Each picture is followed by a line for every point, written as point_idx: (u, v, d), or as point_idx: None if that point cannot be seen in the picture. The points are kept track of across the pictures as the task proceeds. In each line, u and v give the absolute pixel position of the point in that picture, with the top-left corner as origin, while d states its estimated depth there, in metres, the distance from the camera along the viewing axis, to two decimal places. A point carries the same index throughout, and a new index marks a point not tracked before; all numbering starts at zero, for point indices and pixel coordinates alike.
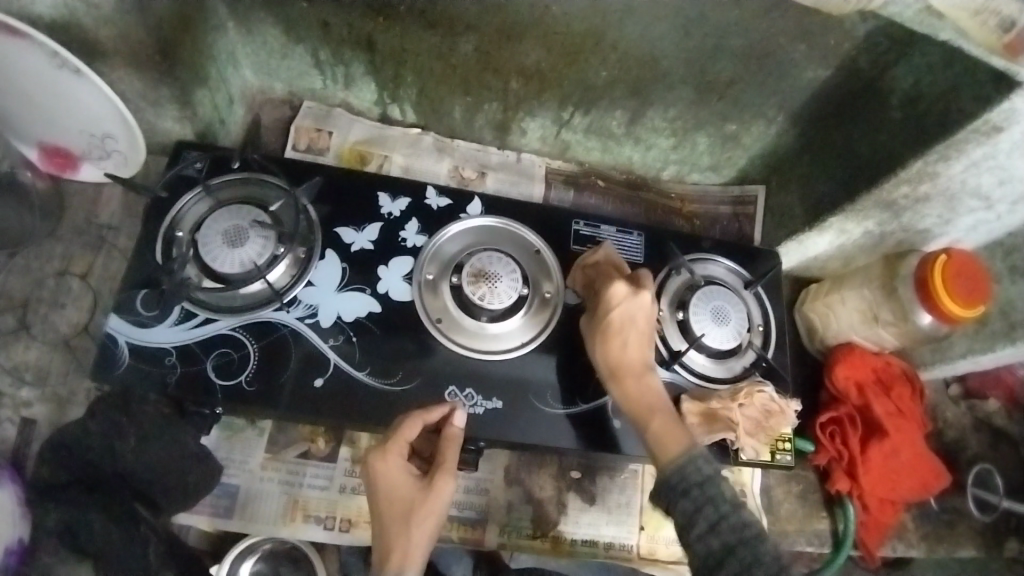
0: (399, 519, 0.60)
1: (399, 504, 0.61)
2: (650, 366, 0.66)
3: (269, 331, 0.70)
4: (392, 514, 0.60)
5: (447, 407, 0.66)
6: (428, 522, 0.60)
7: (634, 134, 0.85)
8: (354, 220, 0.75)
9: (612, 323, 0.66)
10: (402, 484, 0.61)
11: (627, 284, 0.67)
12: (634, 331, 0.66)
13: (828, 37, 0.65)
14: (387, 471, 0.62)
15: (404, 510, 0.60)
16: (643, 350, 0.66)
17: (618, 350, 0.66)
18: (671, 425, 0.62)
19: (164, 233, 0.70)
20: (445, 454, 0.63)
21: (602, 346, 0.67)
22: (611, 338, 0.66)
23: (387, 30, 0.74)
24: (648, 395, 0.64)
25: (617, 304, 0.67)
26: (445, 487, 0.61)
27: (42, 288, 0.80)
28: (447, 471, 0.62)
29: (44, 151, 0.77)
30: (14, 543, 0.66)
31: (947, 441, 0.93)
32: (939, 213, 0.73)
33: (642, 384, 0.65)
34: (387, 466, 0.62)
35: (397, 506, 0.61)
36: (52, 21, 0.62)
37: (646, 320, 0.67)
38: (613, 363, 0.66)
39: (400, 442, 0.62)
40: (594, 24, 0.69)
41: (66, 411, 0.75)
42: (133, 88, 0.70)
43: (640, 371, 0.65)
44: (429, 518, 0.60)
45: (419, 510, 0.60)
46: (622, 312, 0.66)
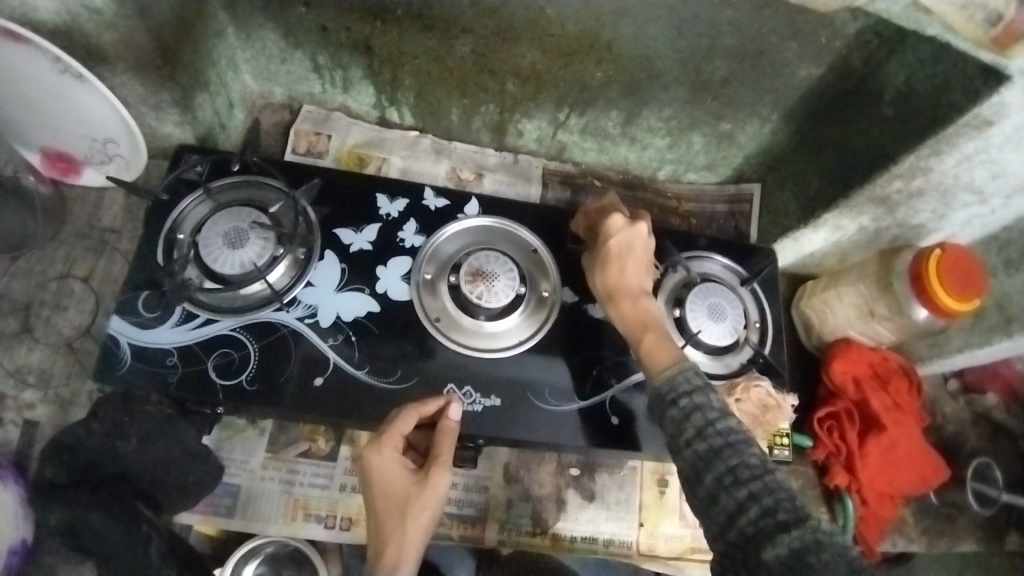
0: (394, 513, 0.60)
1: (394, 498, 0.61)
2: (647, 292, 0.68)
3: (269, 331, 0.70)
4: (388, 508, 0.61)
5: (441, 401, 0.66)
6: (423, 516, 0.61)
7: (631, 134, 0.86)
8: (353, 221, 0.76)
9: (611, 248, 0.69)
10: (397, 478, 0.62)
11: (625, 215, 0.70)
12: (632, 257, 0.69)
13: (819, 35, 0.66)
14: (382, 465, 0.62)
15: (399, 503, 0.61)
16: (641, 277, 0.68)
17: (616, 274, 0.68)
18: (665, 340, 0.63)
19: (165, 236, 0.71)
20: (439, 448, 0.63)
21: (601, 271, 0.69)
22: (610, 264, 0.69)
23: (385, 33, 0.75)
24: (643, 315, 0.66)
25: (615, 231, 0.69)
26: (440, 481, 0.62)
27: (45, 291, 0.81)
28: (442, 465, 0.63)
29: (47, 156, 0.79)
30: (16, 544, 0.68)
31: (946, 437, 0.93)
32: (933, 208, 0.74)
33: (638, 306, 0.67)
34: (382, 460, 0.62)
35: (393, 500, 0.61)
36: (55, 27, 0.63)
37: (644, 249, 0.70)
38: (610, 287, 0.68)
39: (395, 435, 0.63)
40: (588, 25, 0.69)
41: (68, 412, 0.76)
42: (134, 92, 0.71)
43: (636, 295, 0.67)
44: (424, 512, 0.61)
45: (414, 504, 0.61)
46: (621, 240, 0.69)
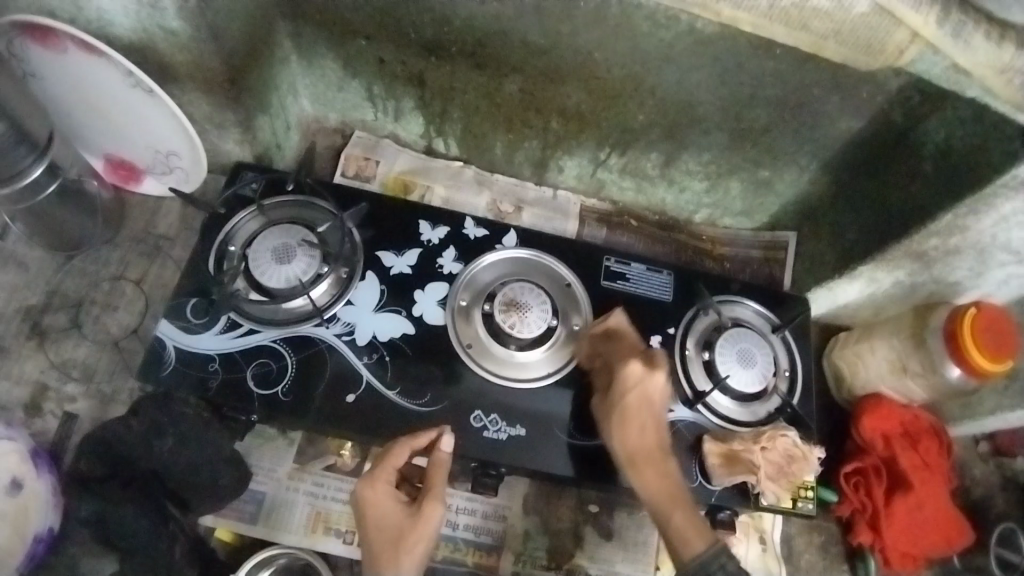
0: (388, 546, 0.61)
1: (388, 531, 0.62)
2: (667, 452, 0.65)
3: (308, 345, 0.73)
4: (381, 540, 0.61)
5: (433, 432, 0.67)
6: (417, 548, 0.61)
7: (669, 176, 0.87)
8: (396, 245, 0.78)
9: (630, 405, 0.66)
10: (390, 512, 0.63)
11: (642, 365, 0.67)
12: (652, 413, 0.66)
13: (861, 89, 0.67)
14: (375, 499, 0.63)
15: (393, 536, 0.61)
16: (660, 437, 0.66)
17: (637, 436, 0.65)
18: (693, 514, 0.62)
19: (217, 246, 0.75)
20: (431, 480, 0.64)
21: (622, 432, 0.66)
22: (630, 426, 0.66)
23: (437, 68, 0.79)
24: (667, 484, 0.63)
25: (635, 384, 0.66)
26: (434, 514, 0.62)
27: (97, 290, 0.85)
28: (435, 497, 0.63)
29: (110, 163, 0.84)
30: (43, 531, 0.70)
31: (974, 500, 0.91)
32: (971, 267, 0.73)
33: (662, 473, 0.64)
34: (375, 494, 0.63)
35: (387, 533, 0.62)
36: (130, 43, 0.68)
37: (663, 400, 0.66)
38: (631, 452, 0.65)
39: (389, 469, 0.64)
40: (633, 71, 0.72)
41: (108, 408, 0.79)
42: (201, 110, 0.76)
43: (659, 460, 0.64)
44: (419, 544, 0.61)
45: (408, 536, 0.61)
46: (638, 398, 0.66)
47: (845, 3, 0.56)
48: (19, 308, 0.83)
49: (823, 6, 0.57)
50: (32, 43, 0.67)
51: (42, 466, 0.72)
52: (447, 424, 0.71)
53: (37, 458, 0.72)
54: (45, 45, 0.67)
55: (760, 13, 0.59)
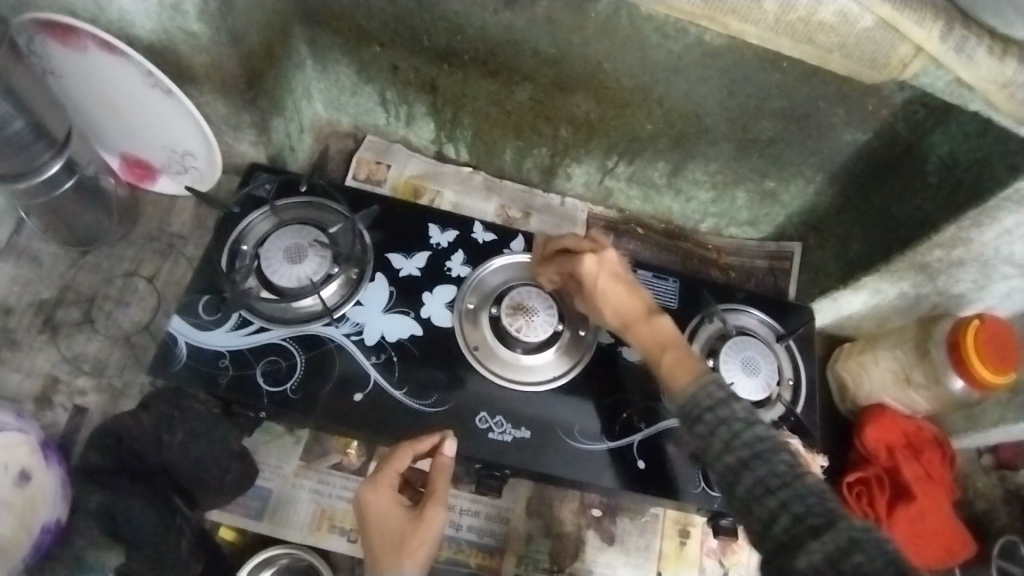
0: (391, 550, 0.61)
1: (390, 535, 0.62)
2: (653, 308, 0.67)
3: (317, 344, 0.74)
4: (383, 544, 0.62)
5: (436, 437, 0.67)
6: (420, 551, 0.61)
7: (676, 185, 0.89)
8: (405, 247, 0.79)
9: (591, 287, 0.68)
10: (393, 516, 0.63)
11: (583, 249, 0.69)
12: (611, 288, 0.68)
13: (867, 102, 0.68)
14: (377, 503, 0.63)
15: (395, 540, 0.61)
16: (639, 298, 0.67)
17: (615, 309, 0.68)
18: (685, 351, 0.62)
19: (230, 245, 0.76)
20: (434, 484, 0.65)
21: (608, 311, 0.68)
22: (611, 301, 0.68)
23: (450, 75, 0.81)
24: (664, 333, 0.65)
25: (584, 268, 0.68)
26: (437, 517, 0.63)
27: (110, 286, 0.86)
28: (438, 500, 0.64)
29: (127, 161, 0.86)
30: (50, 523, 0.72)
31: (976, 512, 0.91)
32: (974, 279, 0.74)
33: (651, 328, 0.65)
34: (377, 499, 0.63)
35: (389, 537, 0.62)
36: (151, 44, 0.69)
37: (616, 270, 0.68)
38: (624, 320, 0.67)
39: (391, 474, 0.65)
40: (642, 81, 0.73)
41: (118, 403, 0.80)
42: (217, 111, 0.78)
43: (648, 317, 0.66)
44: (422, 547, 0.62)
45: (410, 539, 0.62)
46: (603, 278, 0.68)
47: (850, 18, 0.57)
48: (33, 302, 0.84)
49: (828, 20, 0.57)
50: (55, 42, 0.69)
51: (51, 458, 0.75)
52: (451, 428, 0.72)
53: (47, 451, 0.75)
54: (67, 44, 0.69)
55: (767, 27, 0.60)
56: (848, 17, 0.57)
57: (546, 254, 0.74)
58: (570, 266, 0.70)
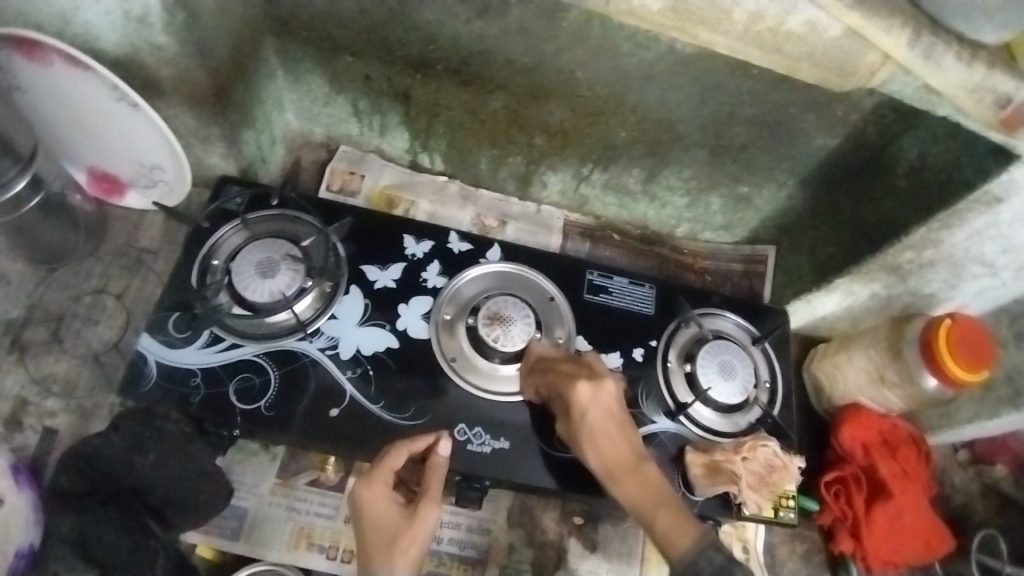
0: (383, 547, 0.61)
1: (384, 532, 0.61)
2: (643, 457, 0.62)
3: (290, 359, 0.73)
4: (377, 541, 0.61)
5: (431, 437, 0.68)
6: (412, 549, 0.61)
7: (651, 191, 0.89)
8: (380, 259, 0.78)
9: (590, 424, 0.64)
10: (387, 514, 0.62)
11: (588, 380, 0.65)
12: (609, 426, 0.64)
13: (836, 108, 0.69)
14: (372, 501, 0.63)
15: (388, 537, 0.61)
16: (630, 443, 0.63)
17: (609, 451, 0.63)
18: (683, 513, 0.58)
19: (201, 260, 0.75)
20: (429, 483, 0.64)
21: (593, 450, 0.64)
22: (598, 442, 0.64)
23: (423, 85, 0.80)
24: (651, 487, 0.60)
25: (586, 400, 0.64)
26: (429, 516, 0.62)
27: (79, 304, 0.84)
28: (432, 499, 0.63)
29: (93, 175, 0.83)
30: (22, 548, 0.69)
31: (954, 508, 0.92)
32: (945, 279, 0.75)
33: (643, 480, 0.61)
34: (371, 495, 0.63)
35: (382, 534, 0.61)
36: (116, 57, 0.68)
37: (616, 409, 0.65)
38: (608, 467, 0.63)
39: (386, 471, 0.64)
40: (615, 89, 0.73)
41: (88, 423, 0.78)
42: (186, 124, 0.76)
43: (636, 467, 0.62)
44: (413, 545, 0.61)
45: (402, 537, 0.61)
46: (596, 413, 0.64)
47: (818, 27, 0.57)
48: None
49: (796, 29, 0.58)
50: (17, 55, 0.67)
51: (20, 480, 0.71)
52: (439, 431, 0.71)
53: (17, 473, 0.72)
54: (30, 58, 0.67)
55: (736, 36, 0.60)
56: (816, 26, 0.57)
57: (536, 368, 0.72)
58: (564, 392, 0.66)
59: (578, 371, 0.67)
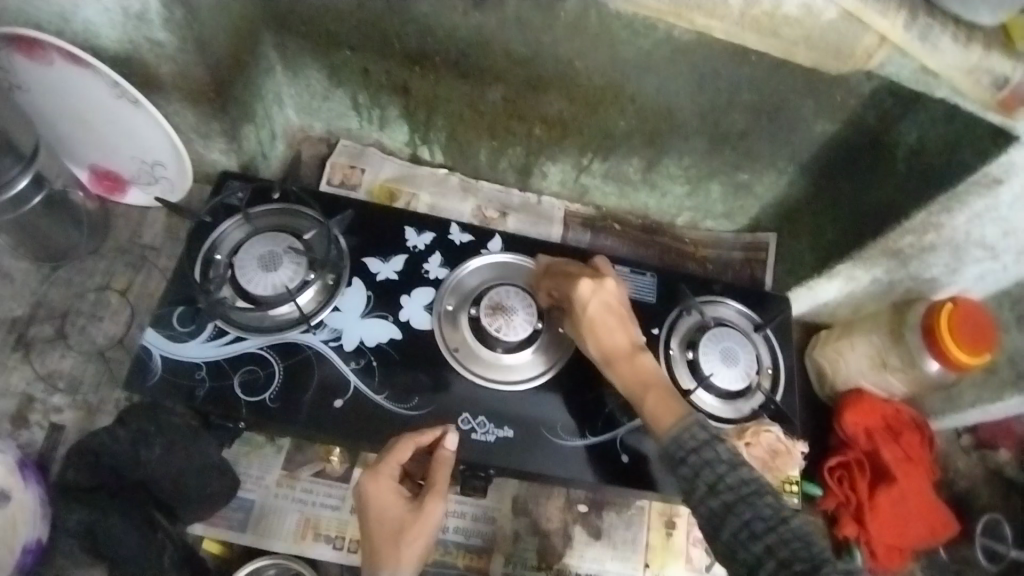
0: (390, 539, 0.61)
1: (390, 525, 0.62)
2: (639, 345, 0.66)
3: (294, 351, 0.73)
4: (383, 533, 0.62)
5: (439, 430, 0.67)
6: (417, 543, 0.62)
7: (650, 181, 0.89)
8: (381, 251, 0.79)
9: (591, 313, 0.67)
10: (393, 507, 0.63)
11: (593, 275, 0.69)
12: (608, 316, 0.67)
13: (834, 93, 0.69)
14: (378, 493, 0.63)
15: (394, 530, 0.62)
16: (628, 332, 0.67)
17: (608, 339, 0.66)
18: (668, 392, 0.61)
19: (203, 254, 0.75)
20: (435, 477, 0.64)
21: (594, 341, 0.67)
22: (598, 331, 0.67)
23: (422, 78, 0.80)
24: (644, 372, 0.64)
25: (589, 293, 0.68)
26: (435, 510, 0.63)
27: (83, 301, 0.85)
28: (438, 494, 0.64)
29: (95, 173, 0.84)
30: (31, 543, 0.69)
31: (958, 493, 0.92)
32: (946, 263, 0.75)
33: (636, 364, 0.65)
34: (378, 488, 0.63)
35: (388, 527, 0.62)
36: (115, 54, 0.68)
37: (618, 303, 0.68)
38: (606, 353, 0.66)
39: (392, 464, 0.64)
40: (612, 78, 0.73)
41: (94, 418, 0.79)
42: (187, 120, 0.77)
43: (632, 353, 0.65)
44: (418, 539, 0.62)
45: (408, 531, 0.62)
46: (597, 304, 0.67)
47: (814, 10, 0.57)
48: (5, 320, 0.83)
49: (793, 13, 0.58)
50: (19, 54, 0.68)
51: (29, 476, 0.71)
52: (443, 423, 0.72)
53: (25, 470, 0.71)
54: (30, 57, 0.68)
55: (732, 21, 0.60)
56: (811, 10, 0.57)
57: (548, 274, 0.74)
58: (569, 288, 0.70)
59: (584, 271, 0.70)
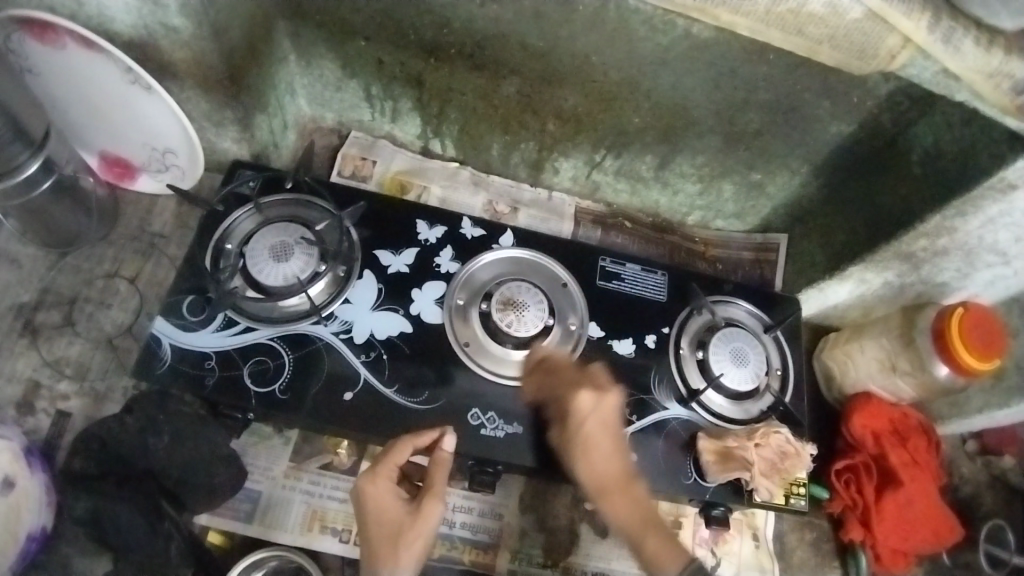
0: (387, 542, 0.61)
1: (387, 526, 0.62)
2: (633, 475, 0.65)
3: (304, 343, 0.73)
4: (380, 535, 0.62)
5: (436, 432, 0.67)
6: (415, 545, 0.61)
7: (663, 178, 0.89)
8: (393, 244, 0.78)
9: (586, 435, 0.66)
10: (391, 508, 0.63)
11: (594, 392, 0.67)
12: (604, 439, 0.66)
13: (852, 94, 0.69)
14: (376, 494, 0.63)
15: (392, 532, 0.62)
16: (622, 460, 0.66)
17: (601, 465, 0.65)
18: (667, 539, 0.62)
19: (215, 244, 0.75)
20: (432, 479, 0.64)
21: (584, 463, 0.66)
22: (591, 454, 0.66)
23: (436, 69, 0.80)
24: (638, 509, 0.64)
25: (588, 412, 0.66)
26: (433, 512, 0.63)
27: (91, 287, 0.84)
28: (435, 495, 0.63)
29: (106, 160, 0.84)
30: (36, 530, 0.70)
31: (961, 498, 0.92)
32: (958, 267, 0.75)
33: (630, 499, 0.64)
34: (376, 489, 0.63)
35: (386, 528, 0.62)
36: (130, 39, 0.68)
37: (616, 424, 0.67)
38: (598, 480, 0.65)
39: (390, 466, 0.64)
40: (629, 74, 0.73)
41: (102, 406, 0.79)
42: (199, 108, 0.76)
43: (627, 485, 0.64)
44: (416, 541, 0.61)
45: (406, 533, 0.61)
46: (594, 424, 0.66)
47: (838, 9, 0.57)
48: (12, 305, 0.82)
49: (818, 12, 0.58)
50: (31, 38, 0.67)
51: (35, 464, 0.71)
52: (448, 424, 0.71)
53: (31, 456, 0.72)
54: (43, 40, 0.67)
55: (757, 18, 0.60)
56: (836, 8, 0.57)
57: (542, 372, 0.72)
58: (567, 402, 0.68)
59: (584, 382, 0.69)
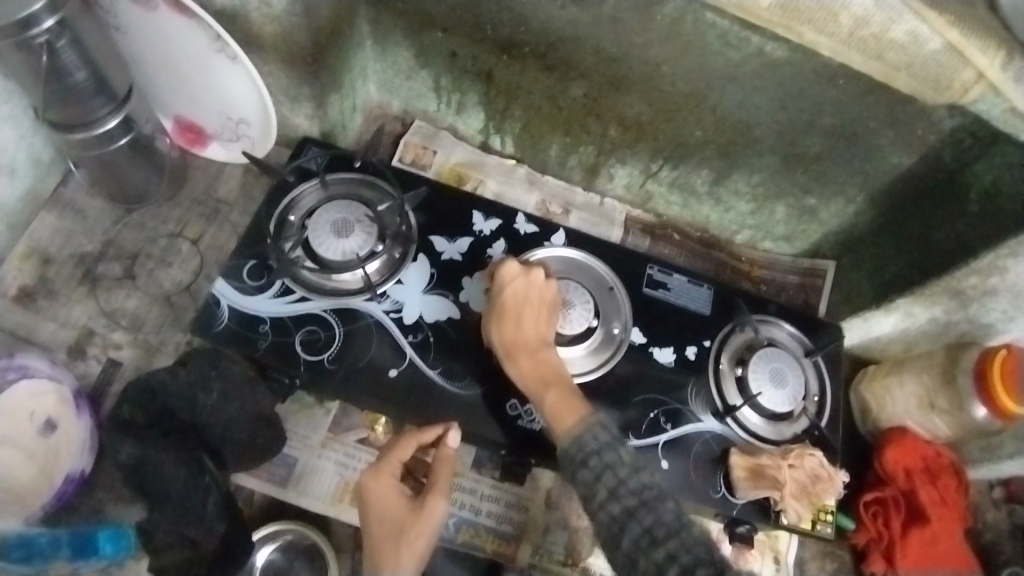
0: (390, 538, 0.62)
1: (390, 523, 0.63)
2: (545, 341, 0.70)
3: (356, 318, 0.75)
4: (383, 532, 0.62)
5: (441, 428, 0.68)
6: (417, 543, 0.62)
7: (716, 195, 0.90)
8: (448, 232, 0.80)
9: (507, 300, 0.70)
10: (394, 506, 0.64)
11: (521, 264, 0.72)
12: (524, 307, 0.70)
13: (915, 127, 0.69)
14: (379, 492, 0.64)
15: (395, 529, 0.62)
16: (539, 326, 0.70)
17: (514, 329, 0.70)
18: (569, 393, 0.67)
19: (279, 214, 0.77)
20: (437, 475, 0.65)
21: (499, 326, 0.70)
22: (507, 318, 0.70)
23: (508, 66, 0.82)
24: (544, 370, 0.68)
25: (513, 281, 0.71)
26: (436, 510, 0.63)
27: (153, 245, 0.87)
28: (439, 493, 0.64)
29: (179, 124, 0.87)
30: (74, 473, 0.73)
31: (984, 544, 0.92)
32: (1005, 310, 0.75)
33: (539, 361, 0.69)
34: (380, 486, 0.64)
35: (389, 525, 0.63)
36: (221, 8, 0.71)
37: (540, 296, 0.71)
38: (511, 344, 0.69)
39: (393, 463, 0.66)
40: (697, 87, 0.75)
41: (153, 358, 0.81)
42: (278, 82, 0.80)
43: (535, 349, 0.69)
44: (420, 539, 0.62)
45: (408, 530, 0.62)
46: (517, 290, 0.71)
47: (920, 38, 0.60)
48: (74, 254, 0.85)
49: (899, 38, 0.60)
50: None
51: (82, 408, 0.74)
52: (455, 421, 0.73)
53: (80, 400, 0.75)
54: (135, 0, 0.70)
55: (840, 39, 0.62)
56: (918, 37, 0.60)
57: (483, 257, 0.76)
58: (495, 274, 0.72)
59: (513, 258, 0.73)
